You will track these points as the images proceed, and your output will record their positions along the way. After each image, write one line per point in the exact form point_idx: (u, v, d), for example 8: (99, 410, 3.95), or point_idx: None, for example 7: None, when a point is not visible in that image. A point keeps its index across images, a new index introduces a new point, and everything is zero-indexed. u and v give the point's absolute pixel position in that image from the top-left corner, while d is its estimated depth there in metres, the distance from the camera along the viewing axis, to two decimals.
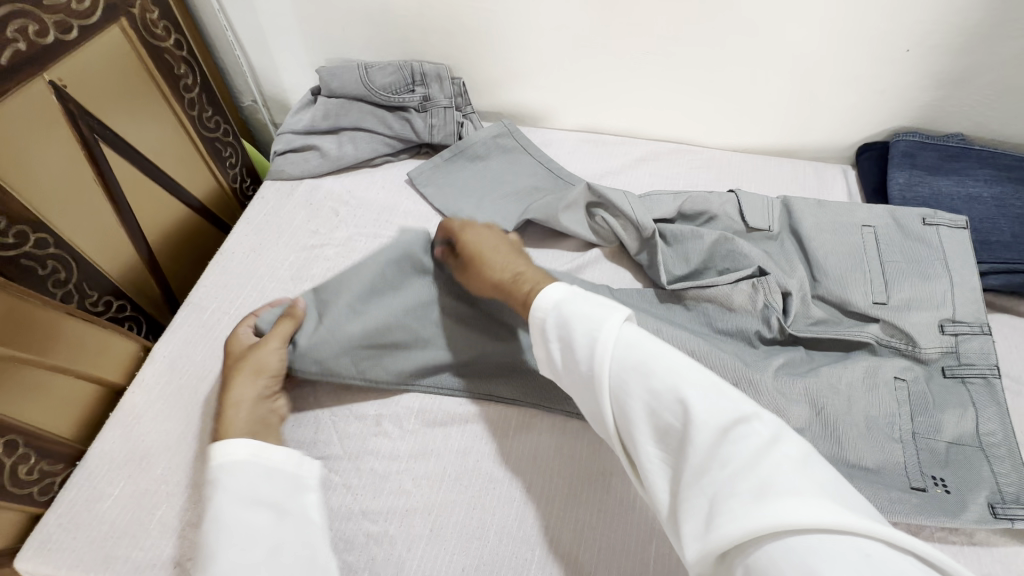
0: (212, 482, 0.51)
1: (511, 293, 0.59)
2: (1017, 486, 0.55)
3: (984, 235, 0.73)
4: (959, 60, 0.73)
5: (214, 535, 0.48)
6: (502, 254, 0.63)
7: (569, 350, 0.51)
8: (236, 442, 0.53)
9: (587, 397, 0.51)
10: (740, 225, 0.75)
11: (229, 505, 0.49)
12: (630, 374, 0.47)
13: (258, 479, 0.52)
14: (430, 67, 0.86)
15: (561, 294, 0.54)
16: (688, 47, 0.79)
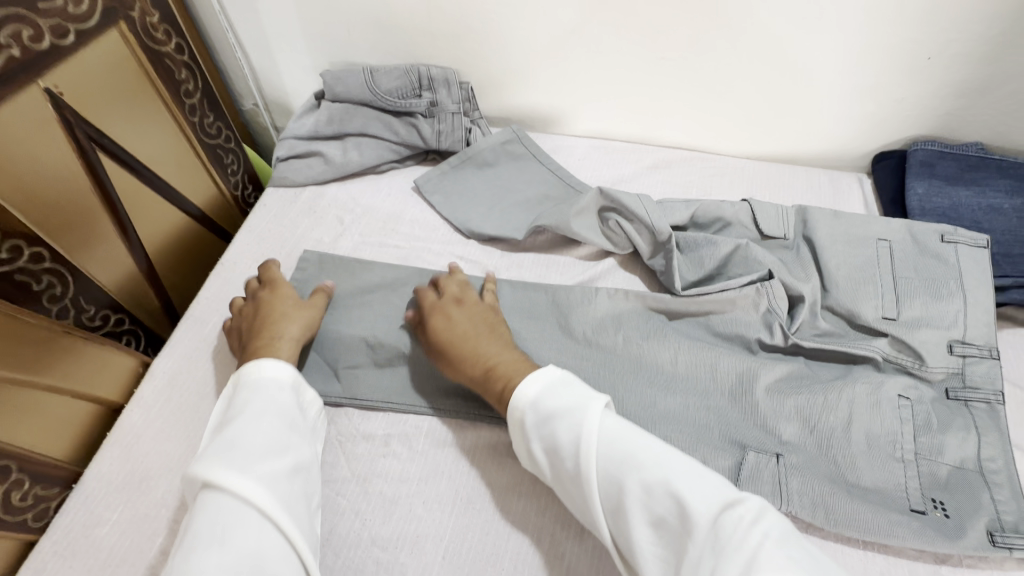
0: (253, 388, 0.55)
1: (485, 387, 0.58)
2: (1016, 515, 0.54)
3: (1007, 248, 0.70)
4: (982, 69, 0.72)
5: (253, 433, 0.50)
6: (478, 335, 0.62)
7: (555, 452, 0.51)
8: (280, 363, 0.57)
9: (574, 495, 0.51)
10: (754, 232, 0.74)
11: (271, 416, 0.53)
12: (620, 468, 0.47)
13: (292, 407, 0.55)
14: (437, 71, 0.84)
15: (534, 386, 0.54)
16: (702, 53, 0.77)
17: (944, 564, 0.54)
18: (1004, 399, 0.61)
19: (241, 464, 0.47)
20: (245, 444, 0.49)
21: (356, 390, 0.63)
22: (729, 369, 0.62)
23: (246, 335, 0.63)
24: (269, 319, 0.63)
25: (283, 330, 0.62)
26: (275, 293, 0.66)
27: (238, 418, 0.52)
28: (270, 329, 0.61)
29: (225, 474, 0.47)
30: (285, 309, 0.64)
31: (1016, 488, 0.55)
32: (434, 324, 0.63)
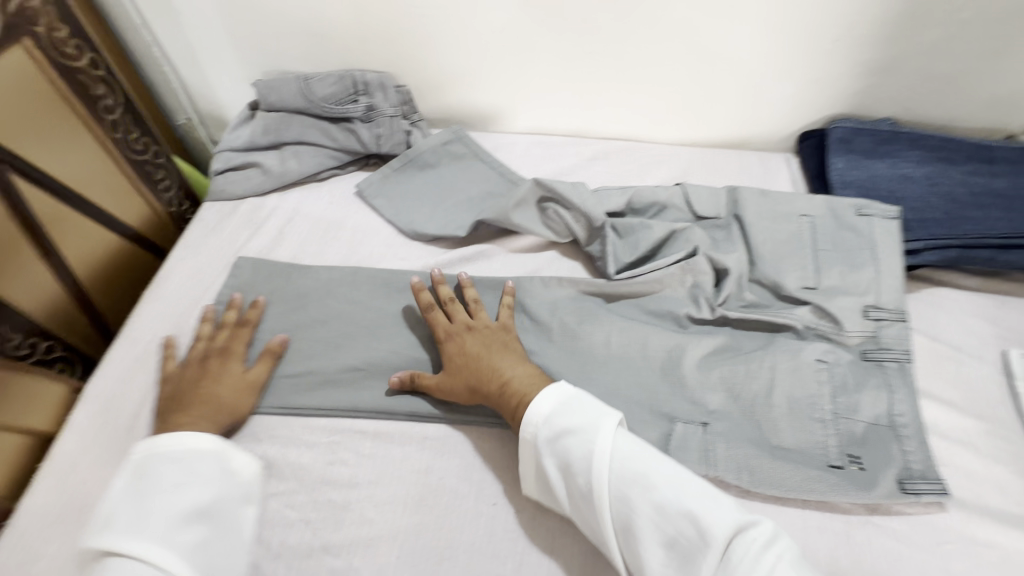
0: (169, 457, 0.55)
1: (501, 404, 0.59)
2: (922, 463, 0.58)
3: (919, 214, 0.74)
4: (885, 48, 0.76)
5: (170, 505, 0.52)
6: (489, 354, 0.62)
7: (567, 470, 0.53)
8: (199, 434, 0.57)
9: (584, 513, 0.52)
10: (689, 215, 0.77)
11: (169, 477, 0.53)
12: (631, 489, 0.50)
13: (197, 468, 0.55)
14: (372, 76, 0.84)
15: (547, 404, 0.55)
16: (628, 47, 0.79)
17: (876, 513, 0.56)
18: (913, 357, 0.65)
19: (151, 535, 0.50)
20: (159, 514, 0.51)
21: (292, 402, 0.63)
22: (659, 345, 0.65)
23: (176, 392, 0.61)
24: (201, 388, 0.61)
25: (218, 406, 0.60)
26: (225, 367, 0.63)
27: (153, 489, 0.52)
28: (200, 406, 0.59)
29: (116, 536, 0.49)
30: (221, 379, 0.62)
31: (923, 439, 0.59)
32: (448, 352, 0.63)
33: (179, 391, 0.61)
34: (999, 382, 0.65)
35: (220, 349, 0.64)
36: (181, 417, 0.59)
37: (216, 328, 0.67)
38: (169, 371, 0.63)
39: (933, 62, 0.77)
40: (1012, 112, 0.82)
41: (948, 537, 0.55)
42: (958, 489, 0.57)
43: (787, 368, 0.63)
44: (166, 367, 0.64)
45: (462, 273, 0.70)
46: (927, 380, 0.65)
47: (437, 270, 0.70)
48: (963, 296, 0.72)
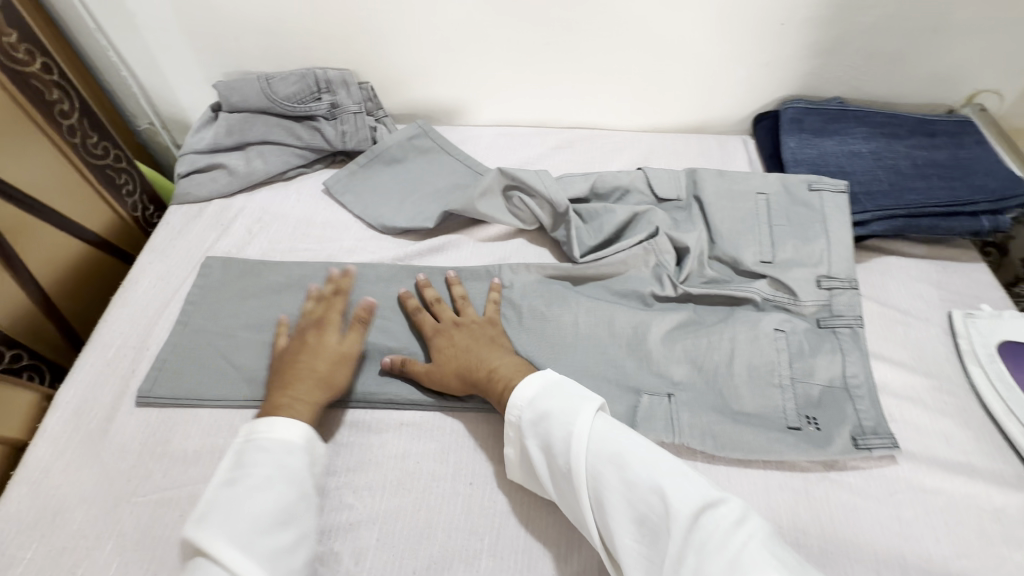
0: (262, 449, 0.54)
1: (487, 389, 0.60)
2: (874, 419, 0.61)
3: (866, 187, 0.77)
4: (827, 31, 0.80)
5: (262, 498, 0.50)
6: (477, 346, 0.63)
7: (548, 451, 0.53)
8: (293, 424, 0.56)
9: (566, 494, 0.53)
10: (651, 197, 0.79)
11: (262, 473, 0.52)
12: (607, 468, 0.50)
13: (287, 461, 0.53)
14: (334, 73, 0.84)
15: (532, 387, 0.57)
16: (585, 37, 0.81)
17: (832, 470, 0.59)
18: (863, 322, 0.69)
19: (243, 535, 0.47)
20: (248, 510, 0.49)
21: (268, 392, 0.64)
22: (625, 323, 0.67)
23: (279, 373, 0.62)
24: (299, 366, 0.62)
25: (318, 383, 0.61)
26: (321, 341, 0.64)
27: (248, 480, 0.51)
28: (304, 384, 0.60)
29: (209, 533, 0.47)
30: (315, 355, 0.63)
31: (874, 398, 0.63)
32: (438, 347, 0.64)
33: (282, 371, 0.62)
34: (944, 341, 0.68)
35: (318, 319, 0.65)
36: (282, 398, 0.59)
37: (317, 301, 0.67)
38: (279, 345, 0.65)
39: (873, 42, 0.81)
40: (949, 88, 0.87)
41: (898, 487, 0.58)
42: (907, 442, 0.61)
43: (746, 337, 0.66)
44: (278, 339, 0.66)
45: (450, 273, 0.71)
46: (877, 343, 0.68)
47: (423, 274, 0.72)
48: (910, 264, 0.76)
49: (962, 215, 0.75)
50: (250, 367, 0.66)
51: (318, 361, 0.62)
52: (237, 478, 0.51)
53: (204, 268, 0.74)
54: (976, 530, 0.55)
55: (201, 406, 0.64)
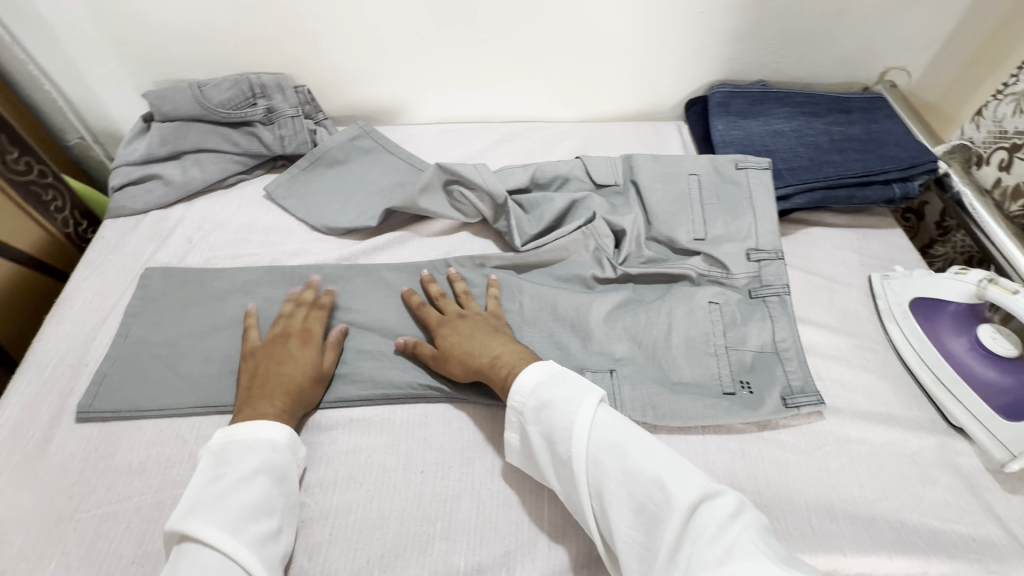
0: (247, 446, 0.55)
1: (490, 377, 0.61)
2: (801, 379, 0.65)
3: (788, 163, 0.82)
4: (744, 17, 0.84)
5: (245, 494, 0.51)
6: (478, 336, 0.64)
7: (548, 438, 0.54)
8: (275, 425, 0.56)
9: (564, 481, 0.54)
10: (590, 184, 0.82)
11: (249, 468, 0.53)
12: (608, 459, 0.51)
13: (273, 458, 0.55)
14: (268, 78, 0.84)
15: (534, 375, 0.57)
16: (515, 31, 0.83)
17: (766, 429, 0.63)
18: (791, 290, 0.73)
19: (229, 525, 0.49)
20: (234, 503, 0.51)
21: (215, 398, 0.64)
22: (568, 306, 0.70)
23: (256, 380, 0.61)
24: (280, 373, 0.61)
25: (295, 395, 0.60)
26: (303, 351, 0.64)
27: (233, 475, 0.52)
28: (282, 393, 0.60)
29: (194, 524, 0.49)
30: (298, 362, 0.62)
31: (802, 359, 0.67)
32: (443, 336, 0.65)
33: (259, 377, 0.61)
34: (865, 303, 0.73)
35: (301, 330, 0.65)
36: (260, 405, 0.58)
37: (292, 309, 0.68)
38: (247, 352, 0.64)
39: (787, 27, 0.86)
40: (862, 67, 0.93)
41: (825, 440, 0.62)
42: (833, 398, 0.65)
43: (682, 311, 0.69)
44: (249, 339, 0.66)
45: (451, 269, 0.72)
46: (805, 308, 0.73)
47: (427, 270, 0.73)
48: (832, 233, 0.81)
49: (876, 185, 0.80)
50: (195, 375, 0.66)
51: (300, 372, 0.62)
52: (222, 474, 0.53)
53: (142, 281, 0.73)
54: (895, 472, 0.59)
55: (144, 417, 0.63)
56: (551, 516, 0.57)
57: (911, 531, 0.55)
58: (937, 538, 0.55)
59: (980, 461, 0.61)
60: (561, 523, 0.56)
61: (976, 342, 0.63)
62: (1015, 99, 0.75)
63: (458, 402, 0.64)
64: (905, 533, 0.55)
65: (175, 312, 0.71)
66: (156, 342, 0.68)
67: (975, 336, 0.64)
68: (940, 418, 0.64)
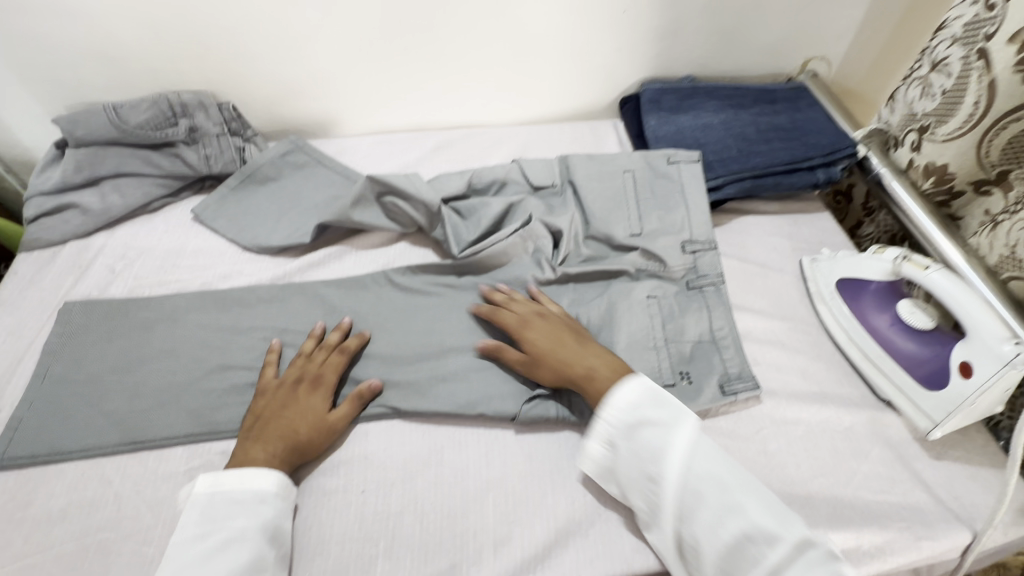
0: (234, 500, 0.53)
1: (585, 387, 0.60)
2: (738, 365, 0.66)
3: (719, 155, 0.84)
4: (665, 14, 0.86)
5: (230, 557, 0.49)
6: (568, 345, 0.63)
7: (634, 458, 0.54)
8: (267, 473, 0.55)
9: (646, 501, 0.54)
10: (527, 186, 0.82)
11: (234, 524, 0.51)
12: (705, 489, 0.51)
13: (260, 511, 0.53)
14: (188, 96, 0.80)
15: (629, 392, 0.57)
16: (442, 37, 0.83)
17: (706, 418, 0.64)
18: (725, 278, 0.75)
19: None
20: (216, 563, 0.48)
21: (143, 433, 0.61)
22: None
23: (258, 424, 0.59)
24: (284, 421, 0.59)
25: (292, 444, 0.58)
26: (312, 397, 0.61)
27: (222, 534, 0.51)
28: (277, 440, 0.57)
29: None
30: (304, 413, 0.60)
31: (738, 346, 0.68)
32: (533, 339, 0.64)
33: (262, 420, 0.59)
34: (796, 286, 0.75)
35: (315, 375, 0.63)
36: (254, 453, 0.57)
37: (318, 349, 0.66)
38: (262, 392, 0.62)
39: (707, 23, 0.88)
40: (783, 58, 0.96)
41: (763, 423, 0.63)
42: (769, 382, 0.66)
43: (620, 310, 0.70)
44: (266, 376, 0.64)
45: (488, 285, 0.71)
46: (739, 295, 0.74)
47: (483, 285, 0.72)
48: (764, 220, 0.83)
49: (801, 171, 0.83)
50: (121, 411, 0.62)
51: (301, 421, 0.59)
52: (206, 531, 0.51)
53: (60, 316, 0.69)
54: (830, 449, 0.61)
55: (65, 460, 0.60)
56: (496, 524, 0.56)
57: (846, 506, 0.57)
58: (870, 510, 0.57)
59: (907, 432, 0.63)
60: (507, 530, 0.56)
61: (897, 317, 0.66)
62: (920, 84, 0.79)
63: (399, 417, 0.63)
64: (840, 508, 0.57)
65: (96, 347, 0.67)
66: (76, 381, 0.64)
67: (896, 312, 0.66)
68: (870, 393, 0.66)
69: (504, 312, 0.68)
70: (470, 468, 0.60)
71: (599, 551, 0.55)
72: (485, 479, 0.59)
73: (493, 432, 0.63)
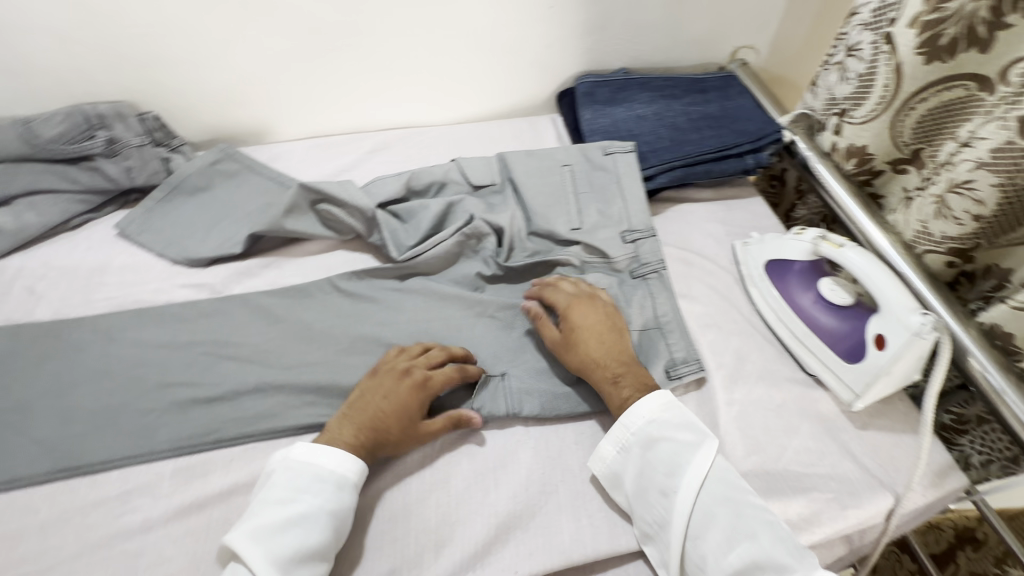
0: (320, 479, 0.54)
1: (608, 391, 0.61)
2: (683, 350, 0.68)
3: (652, 145, 0.85)
4: (592, 8, 0.86)
5: (297, 537, 0.49)
6: (605, 346, 0.63)
7: (648, 472, 0.56)
8: (351, 460, 0.55)
9: (653, 515, 0.54)
10: (467, 186, 0.81)
11: (316, 505, 0.52)
12: (719, 508, 0.52)
13: (337, 499, 0.53)
14: (105, 107, 0.78)
15: (654, 408, 0.59)
16: (370, 38, 0.82)
17: None
18: (667, 266, 0.76)
19: (277, 560, 0.48)
20: (287, 537, 0.49)
21: (65, 460, 0.58)
22: (450, 317, 0.70)
23: (352, 412, 0.58)
24: (378, 420, 0.57)
25: (377, 442, 0.57)
26: (412, 400, 0.59)
27: (299, 509, 0.51)
28: (366, 435, 0.57)
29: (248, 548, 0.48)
30: (399, 421, 0.57)
31: (682, 330, 0.69)
32: (574, 321, 0.64)
33: (353, 408, 0.59)
34: (731, 270, 0.78)
35: (423, 381, 0.60)
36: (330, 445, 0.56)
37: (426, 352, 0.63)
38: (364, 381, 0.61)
39: (635, 15, 0.89)
40: (711, 49, 0.98)
41: (698, 405, 0.65)
42: (708, 364, 0.68)
43: None
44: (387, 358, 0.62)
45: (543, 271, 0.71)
46: (677, 282, 0.76)
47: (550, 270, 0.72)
48: (699, 207, 0.85)
49: (731, 158, 0.85)
50: (42, 439, 0.59)
51: (394, 425, 0.57)
52: (286, 503, 0.52)
53: None
54: (763, 426, 0.63)
55: None
56: (438, 524, 0.56)
57: (779, 479, 0.59)
58: (801, 482, 0.59)
59: (833, 404, 0.65)
60: (450, 530, 0.55)
61: (820, 295, 0.68)
62: (838, 70, 0.82)
63: None
64: (773, 483, 0.59)
65: (13, 374, 0.64)
66: None
67: (818, 289, 0.68)
68: (799, 369, 0.69)
69: (558, 293, 0.67)
70: (412, 467, 0.59)
71: (538, 544, 0.55)
72: (428, 480, 0.58)
73: (438, 433, 0.62)
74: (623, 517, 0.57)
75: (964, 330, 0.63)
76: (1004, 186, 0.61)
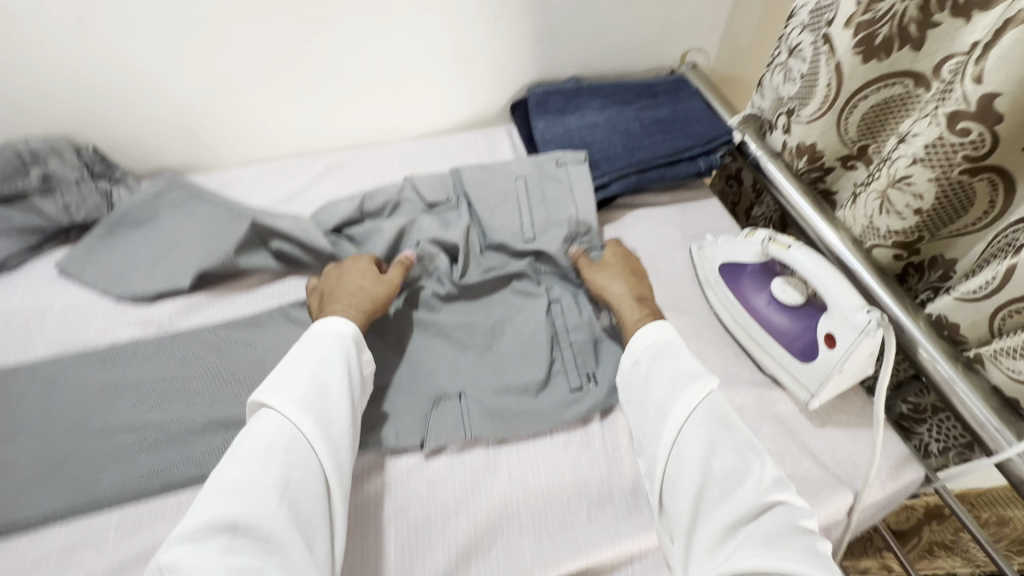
0: (321, 338, 0.60)
1: (624, 311, 0.68)
2: None
3: (605, 153, 0.85)
4: (536, 19, 0.86)
5: (315, 377, 0.56)
6: (632, 284, 0.71)
7: (652, 381, 0.61)
8: (349, 320, 0.63)
9: (647, 427, 0.59)
10: (421, 204, 0.80)
11: (325, 357, 0.59)
12: (710, 425, 0.56)
13: (342, 348, 0.60)
14: (38, 142, 0.75)
15: (665, 332, 0.64)
16: (312, 59, 0.81)
17: (610, 413, 0.65)
18: None
19: (297, 402, 0.54)
20: (303, 381, 0.56)
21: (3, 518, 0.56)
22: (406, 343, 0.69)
23: (325, 296, 0.68)
24: (342, 286, 0.68)
25: (362, 298, 0.66)
26: (362, 267, 0.70)
27: (315, 356, 0.58)
28: (350, 299, 0.66)
29: (272, 399, 0.54)
30: (359, 276, 0.69)
31: None
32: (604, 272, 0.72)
33: (324, 296, 0.68)
34: (687, 275, 0.78)
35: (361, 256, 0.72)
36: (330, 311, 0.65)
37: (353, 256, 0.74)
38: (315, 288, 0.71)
39: (580, 24, 0.89)
40: (660, 53, 0.99)
41: None
42: None
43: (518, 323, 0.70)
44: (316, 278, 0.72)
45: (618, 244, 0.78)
46: None
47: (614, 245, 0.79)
48: (655, 212, 0.86)
49: (683, 162, 0.85)
50: None
51: (361, 280, 0.68)
52: (302, 358, 0.58)
53: None
54: None
55: None
56: (398, 554, 0.55)
57: None
58: None
59: (791, 405, 0.66)
60: (410, 562, 0.54)
61: (772, 296, 0.68)
62: (782, 70, 0.83)
63: None
64: None
65: None
66: None
67: (771, 290, 0.68)
68: (757, 371, 0.69)
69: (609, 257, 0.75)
70: (371, 497, 0.58)
71: (499, 567, 0.54)
72: (387, 511, 0.57)
73: (396, 462, 0.61)
74: (584, 533, 0.56)
75: (912, 323, 0.65)
76: (941, 180, 0.60)
